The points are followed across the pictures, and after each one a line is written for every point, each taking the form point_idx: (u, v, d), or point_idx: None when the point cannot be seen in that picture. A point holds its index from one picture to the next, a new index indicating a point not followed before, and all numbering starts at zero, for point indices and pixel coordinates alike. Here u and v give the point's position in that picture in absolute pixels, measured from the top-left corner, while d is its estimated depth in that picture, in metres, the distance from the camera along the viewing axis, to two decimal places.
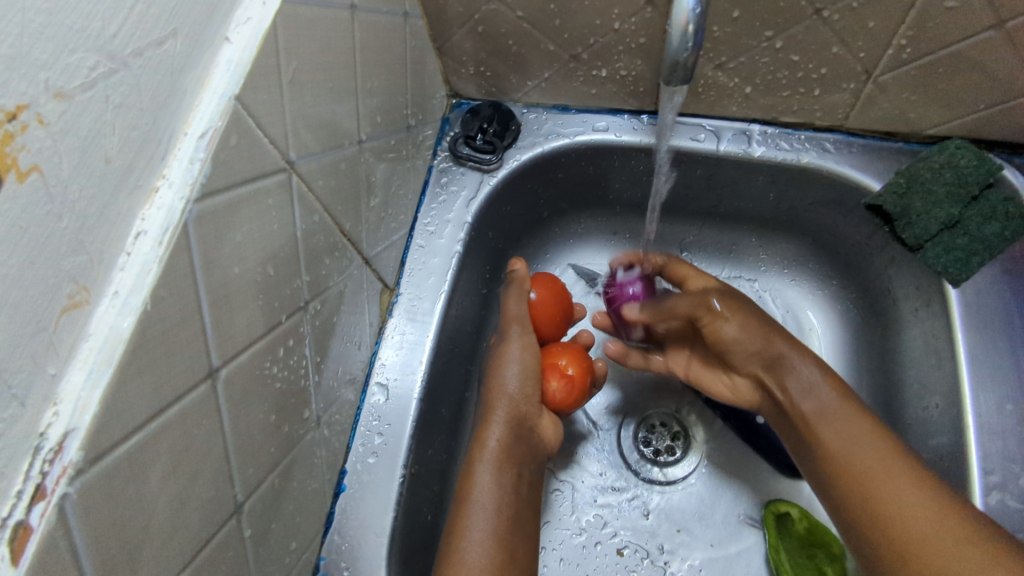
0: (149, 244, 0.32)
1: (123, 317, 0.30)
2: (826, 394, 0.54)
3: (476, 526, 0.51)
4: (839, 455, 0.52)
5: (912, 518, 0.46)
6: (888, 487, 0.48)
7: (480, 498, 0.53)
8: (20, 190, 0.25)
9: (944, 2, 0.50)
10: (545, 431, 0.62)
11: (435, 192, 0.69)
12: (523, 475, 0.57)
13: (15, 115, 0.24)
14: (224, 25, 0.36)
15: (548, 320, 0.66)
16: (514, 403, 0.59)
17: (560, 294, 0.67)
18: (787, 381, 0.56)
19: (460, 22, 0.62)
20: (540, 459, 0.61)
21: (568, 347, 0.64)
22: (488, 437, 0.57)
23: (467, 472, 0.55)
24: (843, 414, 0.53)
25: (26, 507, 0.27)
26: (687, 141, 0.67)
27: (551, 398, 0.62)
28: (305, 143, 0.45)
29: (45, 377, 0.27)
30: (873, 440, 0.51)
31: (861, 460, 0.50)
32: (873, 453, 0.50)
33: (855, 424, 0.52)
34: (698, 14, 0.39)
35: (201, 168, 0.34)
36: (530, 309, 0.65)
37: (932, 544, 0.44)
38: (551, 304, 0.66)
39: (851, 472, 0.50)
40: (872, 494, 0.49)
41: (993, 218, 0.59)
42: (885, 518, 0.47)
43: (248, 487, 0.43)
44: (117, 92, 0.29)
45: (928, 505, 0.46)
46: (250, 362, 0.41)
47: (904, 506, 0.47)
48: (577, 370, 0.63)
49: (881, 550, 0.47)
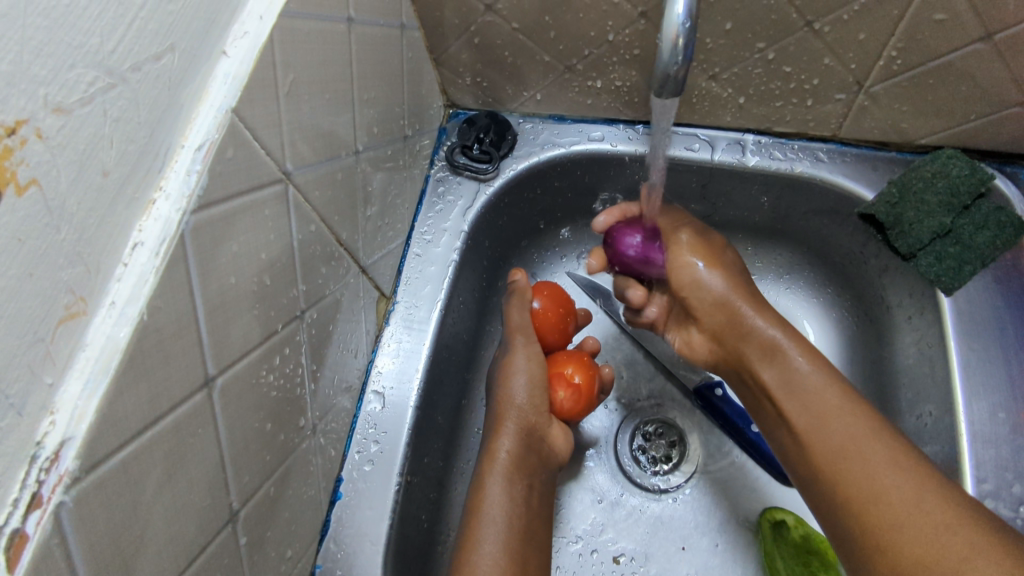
0: (146, 255, 0.32)
1: (120, 327, 0.31)
2: (788, 358, 0.54)
3: (488, 539, 0.51)
4: (814, 434, 0.51)
5: (890, 505, 0.45)
6: (863, 468, 0.47)
7: (492, 513, 0.53)
8: (19, 203, 0.25)
9: (933, 15, 0.50)
10: (557, 440, 0.61)
11: (432, 202, 0.69)
12: (533, 486, 0.57)
13: (14, 130, 0.25)
14: (221, 39, 0.37)
15: (552, 328, 0.66)
16: (522, 413, 0.60)
17: (564, 301, 0.68)
18: (747, 342, 0.57)
19: (456, 34, 0.63)
20: (552, 469, 0.61)
21: (574, 353, 0.65)
22: (497, 449, 0.58)
23: (479, 485, 0.56)
24: (811, 381, 0.53)
25: (22, 515, 0.27)
26: (681, 151, 0.68)
27: (557, 407, 0.63)
28: (302, 154, 0.46)
29: (43, 387, 0.28)
30: (848, 416, 0.50)
31: (836, 441, 0.49)
32: (845, 430, 0.49)
33: (823, 394, 0.52)
34: (688, 28, 0.40)
35: (198, 179, 0.35)
36: (534, 319, 0.66)
37: (910, 532, 0.43)
38: (557, 312, 0.66)
39: (827, 454, 0.49)
40: (847, 478, 0.47)
41: (984, 227, 0.59)
42: (861, 503, 0.46)
43: (243, 494, 0.43)
44: (115, 107, 0.30)
45: (904, 489, 0.45)
46: (245, 371, 0.42)
47: (880, 491, 0.45)
48: (584, 378, 0.63)
49: (856, 535, 0.46)
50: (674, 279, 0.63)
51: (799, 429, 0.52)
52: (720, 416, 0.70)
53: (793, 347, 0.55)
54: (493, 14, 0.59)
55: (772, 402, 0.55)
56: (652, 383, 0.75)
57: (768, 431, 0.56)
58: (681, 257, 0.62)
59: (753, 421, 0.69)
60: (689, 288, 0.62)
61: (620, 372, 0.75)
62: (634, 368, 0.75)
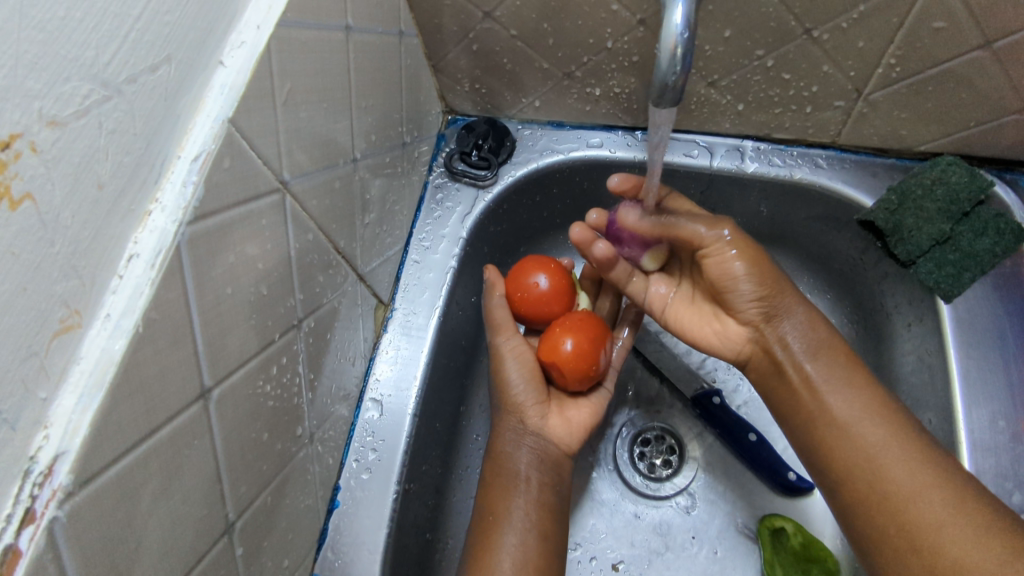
0: (141, 267, 0.32)
1: (115, 340, 0.31)
2: (830, 356, 0.52)
3: (508, 535, 0.53)
4: (847, 429, 0.49)
5: (928, 505, 0.44)
6: (902, 467, 0.46)
7: (510, 517, 0.54)
8: (12, 218, 0.25)
9: (932, 23, 0.50)
10: (555, 429, 0.60)
11: (430, 208, 0.69)
12: (532, 479, 0.57)
13: (8, 144, 0.25)
14: (218, 49, 0.37)
15: (545, 303, 0.63)
16: (519, 408, 0.60)
17: (556, 271, 0.64)
18: (787, 336, 0.54)
19: (455, 40, 0.63)
20: (557, 461, 0.59)
21: (560, 322, 0.61)
22: (502, 448, 0.59)
23: (490, 485, 0.57)
24: (847, 377, 0.51)
25: (16, 530, 0.27)
26: (679, 158, 0.68)
27: (559, 384, 0.61)
28: (299, 164, 0.45)
29: (36, 402, 0.28)
30: (886, 414, 0.49)
31: (871, 439, 0.48)
32: (883, 428, 0.48)
33: (862, 392, 0.50)
34: (686, 38, 0.40)
35: (194, 191, 0.35)
36: (517, 304, 0.63)
37: (949, 532, 0.42)
38: (543, 286, 0.63)
39: (860, 453, 0.48)
40: (882, 475, 0.47)
41: (984, 234, 0.59)
42: (897, 500, 0.45)
43: (240, 505, 0.43)
44: (111, 118, 0.30)
45: (942, 490, 0.44)
46: (242, 380, 0.42)
47: (919, 491, 0.45)
48: (575, 344, 0.58)
49: (888, 533, 0.45)
50: (712, 273, 0.56)
51: (832, 423, 0.50)
52: (718, 424, 0.70)
53: (833, 343, 0.53)
54: (491, 21, 0.59)
55: (809, 397, 0.52)
56: (652, 389, 0.75)
57: (793, 426, 0.53)
58: (723, 249, 0.54)
59: (750, 429, 0.69)
60: (728, 282, 0.55)
61: (619, 378, 0.75)
62: (633, 375, 0.75)
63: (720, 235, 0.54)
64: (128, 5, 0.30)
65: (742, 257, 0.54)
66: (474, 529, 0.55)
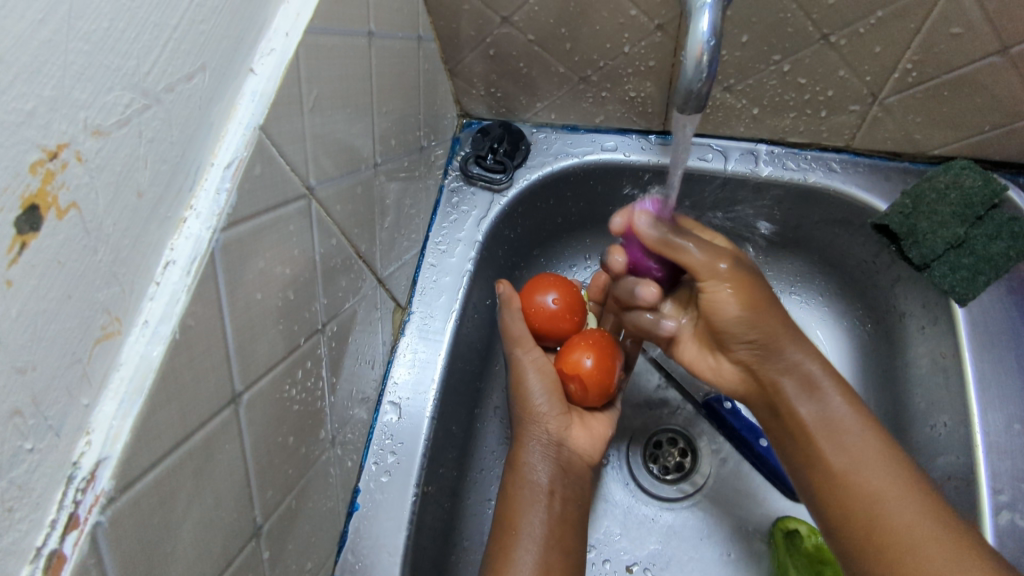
0: (178, 273, 0.33)
1: (153, 346, 0.31)
2: (828, 396, 0.51)
3: (525, 551, 0.52)
4: (846, 475, 0.49)
5: (927, 556, 0.44)
6: (898, 517, 0.46)
7: (530, 530, 0.54)
8: (60, 226, 0.26)
9: (950, 28, 0.51)
10: (579, 441, 0.61)
11: (446, 212, 0.69)
12: (555, 492, 0.57)
13: (56, 154, 0.25)
14: (249, 57, 0.37)
15: (558, 322, 0.64)
16: (540, 421, 0.60)
17: (570, 289, 0.65)
18: (782, 379, 0.53)
19: (472, 45, 0.63)
20: (578, 471, 0.60)
21: (578, 337, 0.62)
22: (524, 459, 0.59)
23: (511, 498, 0.57)
24: (849, 422, 0.50)
25: (60, 536, 0.27)
26: (694, 161, 0.68)
27: (577, 398, 0.62)
28: (324, 169, 0.46)
29: (79, 407, 0.28)
30: (883, 459, 0.49)
31: (870, 485, 0.48)
32: (880, 475, 0.48)
33: (861, 436, 0.50)
34: (712, 45, 0.40)
35: (227, 198, 0.35)
36: (531, 320, 0.64)
37: None
38: (554, 304, 0.63)
39: (863, 497, 0.48)
40: (882, 523, 0.47)
41: (997, 237, 0.59)
42: (895, 552, 0.45)
43: (267, 509, 0.43)
44: (150, 127, 0.30)
45: (939, 540, 0.44)
46: (270, 385, 0.42)
47: (915, 541, 0.45)
48: (594, 361, 0.60)
49: None
50: (709, 306, 0.55)
51: (831, 470, 0.50)
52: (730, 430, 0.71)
53: (831, 384, 0.52)
54: (509, 26, 0.60)
55: (803, 440, 0.52)
56: (664, 392, 0.75)
57: (793, 465, 0.54)
58: (718, 287, 0.53)
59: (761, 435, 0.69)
60: (720, 320, 0.54)
61: (632, 381, 0.76)
62: (647, 379, 0.76)
63: (718, 269, 0.53)
64: (167, 14, 0.30)
65: (737, 297, 0.52)
66: (494, 542, 0.55)
